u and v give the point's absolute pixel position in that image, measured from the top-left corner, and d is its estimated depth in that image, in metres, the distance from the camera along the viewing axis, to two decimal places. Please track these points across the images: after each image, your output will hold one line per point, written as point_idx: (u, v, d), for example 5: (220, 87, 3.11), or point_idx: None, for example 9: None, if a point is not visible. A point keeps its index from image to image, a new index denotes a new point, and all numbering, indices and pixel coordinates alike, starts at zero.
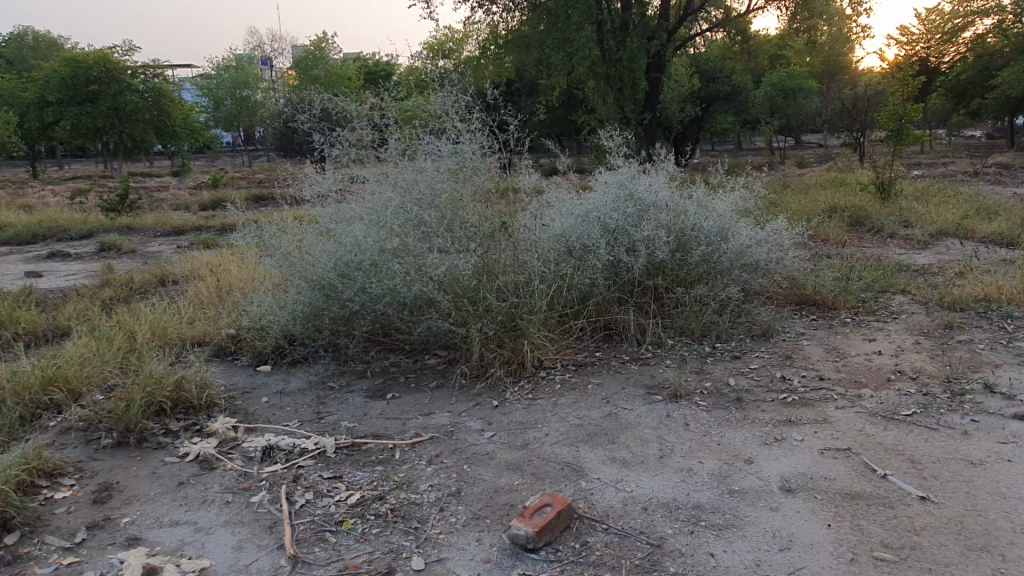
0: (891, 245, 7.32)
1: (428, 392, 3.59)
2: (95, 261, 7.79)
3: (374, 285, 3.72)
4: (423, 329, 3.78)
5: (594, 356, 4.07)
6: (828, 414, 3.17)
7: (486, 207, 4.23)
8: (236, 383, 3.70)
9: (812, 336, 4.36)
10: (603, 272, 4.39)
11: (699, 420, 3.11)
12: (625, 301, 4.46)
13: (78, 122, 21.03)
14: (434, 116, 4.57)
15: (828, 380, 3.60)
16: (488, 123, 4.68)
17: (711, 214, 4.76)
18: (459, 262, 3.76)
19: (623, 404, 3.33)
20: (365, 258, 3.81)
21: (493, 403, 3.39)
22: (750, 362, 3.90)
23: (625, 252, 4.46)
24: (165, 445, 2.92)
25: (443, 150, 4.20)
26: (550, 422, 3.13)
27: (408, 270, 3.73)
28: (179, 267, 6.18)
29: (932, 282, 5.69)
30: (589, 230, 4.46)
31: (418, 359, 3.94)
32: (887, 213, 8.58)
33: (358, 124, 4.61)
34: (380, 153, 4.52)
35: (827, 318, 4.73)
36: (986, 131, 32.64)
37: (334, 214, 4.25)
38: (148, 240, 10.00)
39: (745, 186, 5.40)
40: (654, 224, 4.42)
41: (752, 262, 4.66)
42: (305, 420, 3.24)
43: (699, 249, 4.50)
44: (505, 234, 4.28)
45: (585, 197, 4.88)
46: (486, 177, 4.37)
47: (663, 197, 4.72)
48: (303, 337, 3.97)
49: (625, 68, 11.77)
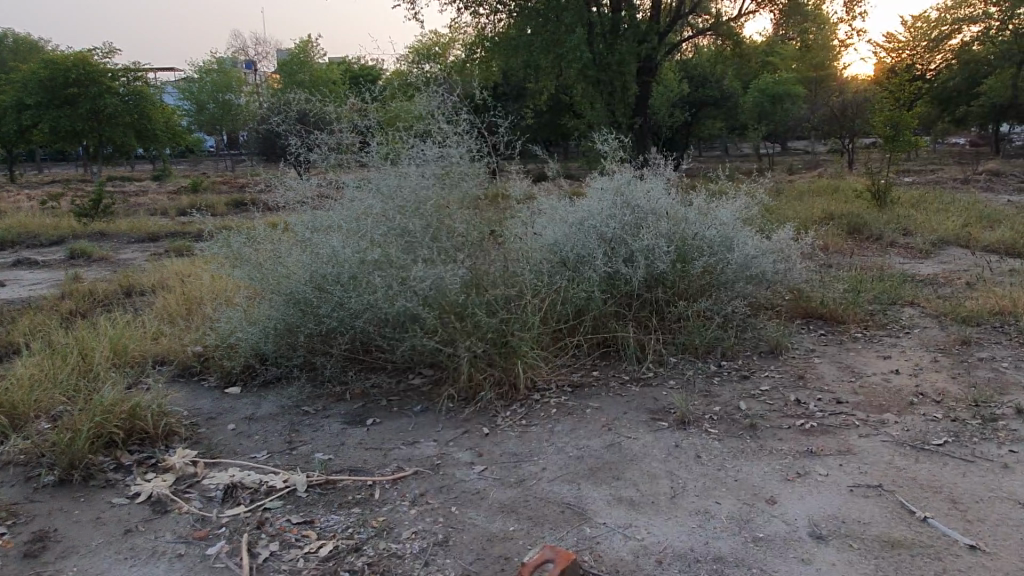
0: (892, 254, 7.09)
1: (412, 417, 3.28)
2: (62, 270, 7.41)
3: (353, 300, 3.41)
4: (406, 348, 3.47)
5: (591, 376, 3.78)
6: (852, 443, 2.89)
7: (475, 215, 3.94)
8: (200, 408, 3.37)
9: (822, 353, 4.09)
10: (600, 285, 4.10)
11: (711, 451, 2.82)
12: (623, 316, 4.17)
13: (56, 126, 20.57)
14: (419, 118, 4.27)
15: (846, 404, 3.32)
16: (477, 125, 4.38)
17: (714, 223, 4.49)
18: (446, 274, 3.47)
19: (626, 433, 3.03)
20: (344, 270, 3.50)
21: (484, 431, 3.08)
22: (760, 383, 3.62)
23: (623, 263, 4.17)
24: (114, 483, 2.58)
25: (428, 154, 3.90)
26: (547, 453, 2.83)
27: (390, 283, 3.42)
28: (148, 277, 5.83)
29: (941, 293, 5.45)
30: (584, 239, 4.18)
31: (401, 379, 3.63)
32: (886, 220, 8.36)
33: (337, 127, 4.28)
34: (361, 157, 4.21)
35: (836, 333, 4.47)
36: (970, 138, 32.67)
37: (311, 222, 3.93)
38: (122, 246, 9.62)
39: (747, 192, 5.13)
40: (655, 233, 4.15)
41: (757, 274, 4.38)
42: (275, 451, 2.92)
43: (701, 260, 4.22)
44: (495, 244, 3.99)
45: (580, 204, 4.59)
46: (475, 183, 4.07)
47: (662, 205, 4.45)
48: (276, 355, 3.64)
49: (614, 72, 11.51)
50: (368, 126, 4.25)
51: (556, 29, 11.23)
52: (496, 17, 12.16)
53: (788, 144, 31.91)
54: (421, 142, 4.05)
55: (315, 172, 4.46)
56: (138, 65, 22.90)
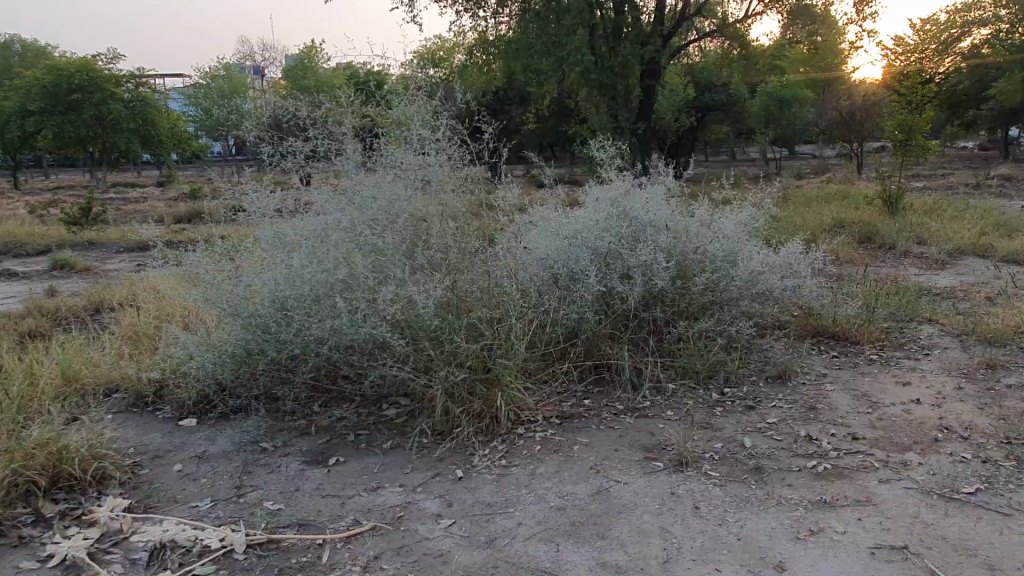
0: (907, 264, 6.74)
1: (380, 456, 2.96)
2: (38, 283, 7.09)
3: (315, 326, 3.09)
4: (375, 379, 3.15)
5: (582, 406, 3.46)
6: (871, 491, 2.55)
7: (457, 228, 3.63)
8: (148, 446, 3.06)
9: (835, 378, 3.75)
10: (593, 305, 3.77)
11: (710, 501, 2.48)
12: (618, 338, 3.85)
13: (60, 132, 20.31)
14: (398, 123, 3.96)
15: (864, 440, 2.98)
16: (462, 130, 4.07)
17: (717, 235, 4.17)
18: (419, 296, 3.14)
19: (617, 476, 2.70)
20: (307, 292, 3.18)
21: (457, 474, 2.75)
22: (767, 415, 3.28)
23: (618, 280, 3.85)
24: (27, 543, 2.28)
25: (405, 162, 3.59)
26: (524, 502, 2.50)
27: (357, 306, 3.10)
28: (121, 291, 5.52)
29: (960, 308, 5.10)
30: (577, 254, 3.86)
31: (372, 411, 3.30)
32: (899, 228, 8.00)
33: (312, 133, 3.97)
34: (335, 167, 3.89)
35: (850, 354, 4.13)
36: (978, 143, 32.19)
37: (278, 235, 3.62)
38: (109, 256, 9.30)
39: (753, 202, 4.79)
40: (652, 248, 3.82)
41: (763, 291, 4.04)
42: (219, 499, 2.60)
43: (703, 277, 3.89)
44: (478, 261, 3.67)
45: (572, 216, 4.26)
46: (456, 196, 3.77)
47: (662, 217, 4.13)
48: (235, 384, 3.31)
49: (618, 75, 11.18)
50: (344, 131, 3.94)
51: (558, 31, 10.94)
52: (497, 20, 11.87)
53: (795, 148, 31.53)
54: (402, 150, 3.75)
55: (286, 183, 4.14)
56: (142, 70, 22.67)
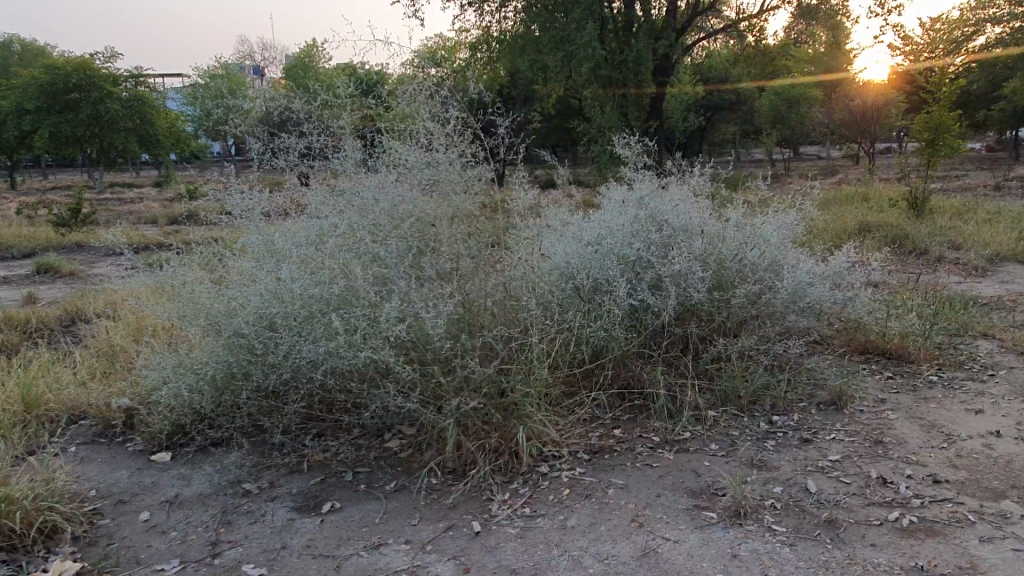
0: (944, 271, 6.29)
1: (382, 501, 2.53)
2: (16, 290, 6.64)
3: (304, 349, 2.64)
4: (376, 410, 2.72)
5: (611, 438, 3.03)
6: (973, 553, 2.12)
7: (470, 234, 3.20)
8: (113, 488, 2.63)
9: (896, 404, 3.32)
10: (622, 321, 3.34)
11: (782, 568, 2.05)
12: (649, 357, 3.42)
13: (57, 131, 19.82)
14: (404, 116, 3.52)
15: (949, 484, 2.54)
16: (473, 125, 3.64)
17: (757, 242, 3.75)
18: (426, 314, 2.70)
19: (664, 531, 2.27)
20: (295, 309, 2.73)
21: (474, 527, 2.32)
22: (827, 450, 2.85)
23: (650, 293, 3.42)
24: None
25: (410, 161, 3.17)
26: (557, 569, 2.07)
27: (353, 326, 2.65)
28: (100, 300, 5.08)
29: (1015, 321, 4.65)
30: (602, 262, 3.43)
31: (372, 445, 2.87)
32: (930, 232, 7.55)
33: (306, 128, 3.55)
34: (332, 165, 3.46)
35: (906, 375, 3.69)
36: (986, 144, 31.53)
37: (267, 242, 3.20)
38: (97, 261, 8.84)
39: (792, 206, 4.36)
40: (687, 257, 3.39)
41: (811, 305, 3.61)
42: (190, 560, 2.17)
43: (745, 289, 3.46)
44: (493, 271, 3.23)
45: (597, 220, 3.83)
46: (467, 197, 3.35)
47: (695, 223, 3.71)
48: (215, 415, 2.88)
49: (628, 71, 10.77)
50: (342, 125, 3.52)
51: (566, 26, 10.54)
52: (503, 15, 11.47)
53: (801, 148, 31.06)
54: (407, 146, 3.33)
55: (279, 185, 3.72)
56: (140, 69, 22.21)
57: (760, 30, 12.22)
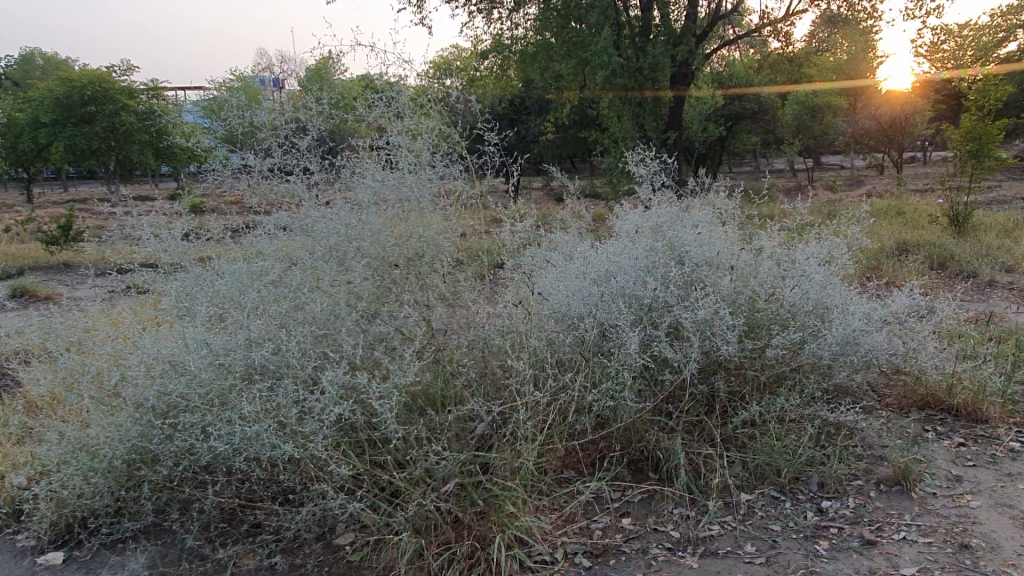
0: (999, 298, 5.60)
1: None
2: None
3: (214, 432, 2.06)
4: (313, 504, 2.11)
5: (618, 533, 2.40)
6: None
7: (446, 276, 2.61)
8: None
9: (977, 486, 2.65)
10: (634, 381, 2.72)
11: None
12: (666, 425, 2.79)
13: (73, 145, 19.26)
14: (373, 126, 3.04)
15: None
16: (457, 140, 3.07)
17: (798, 275, 3.11)
18: (376, 385, 2.11)
19: None
20: (207, 377, 2.14)
21: None
22: (899, 559, 2.20)
23: (662, 345, 2.82)
24: None
25: (374, 184, 2.66)
26: None
27: (278, 403, 2.07)
28: None
29: None
30: (609, 305, 2.84)
31: (316, 544, 2.26)
32: (980, 252, 6.83)
33: (263, 144, 3.05)
34: (291, 188, 2.94)
35: (981, 441, 3.01)
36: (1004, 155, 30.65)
37: (199, 283, 2.64)
38: (82, 281, 8.19)
39: (836, 231, 3.71)
40: (711, 300, 2.78)
41: (865, 356, 2.97)
42: None
43: (783, 340, 2.84)
44: (478, 320, 2.65)
45: (604, 251, 3.23)
46: (444, 229, 2.77)
47: (721, 255, 3.10)
48: (117, 508, 2.27)
49: (646, 80, 10.08)
50: (301, 143, 3.01)
51: (580, 32, 9.98)
52: (514, 22, 11.03)
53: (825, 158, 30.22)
54: (371, 169, 2.76)
55: (243, 219, 3.17)
56: (156, 82, 21.78)
57: (785, 35, 11.51)
